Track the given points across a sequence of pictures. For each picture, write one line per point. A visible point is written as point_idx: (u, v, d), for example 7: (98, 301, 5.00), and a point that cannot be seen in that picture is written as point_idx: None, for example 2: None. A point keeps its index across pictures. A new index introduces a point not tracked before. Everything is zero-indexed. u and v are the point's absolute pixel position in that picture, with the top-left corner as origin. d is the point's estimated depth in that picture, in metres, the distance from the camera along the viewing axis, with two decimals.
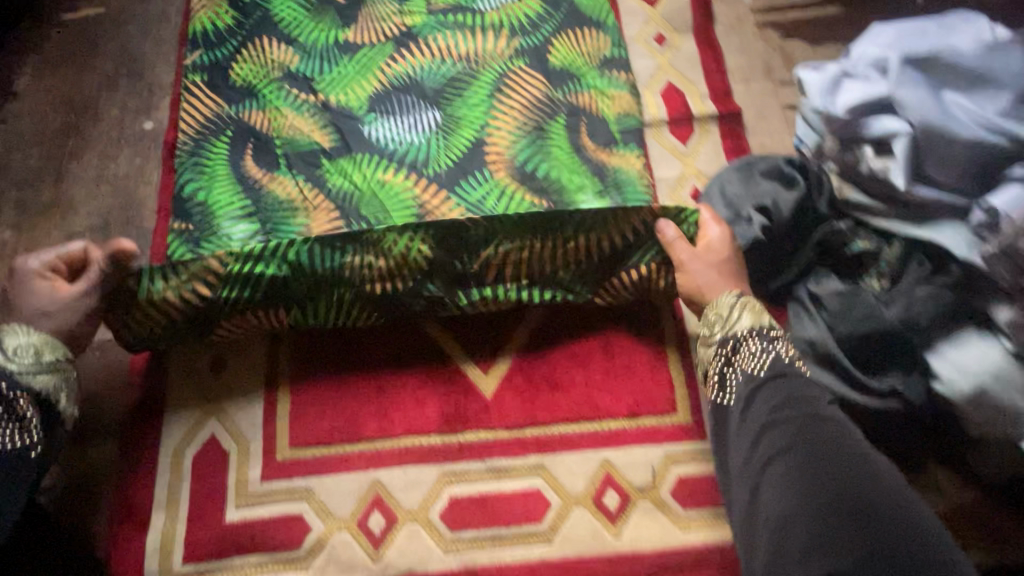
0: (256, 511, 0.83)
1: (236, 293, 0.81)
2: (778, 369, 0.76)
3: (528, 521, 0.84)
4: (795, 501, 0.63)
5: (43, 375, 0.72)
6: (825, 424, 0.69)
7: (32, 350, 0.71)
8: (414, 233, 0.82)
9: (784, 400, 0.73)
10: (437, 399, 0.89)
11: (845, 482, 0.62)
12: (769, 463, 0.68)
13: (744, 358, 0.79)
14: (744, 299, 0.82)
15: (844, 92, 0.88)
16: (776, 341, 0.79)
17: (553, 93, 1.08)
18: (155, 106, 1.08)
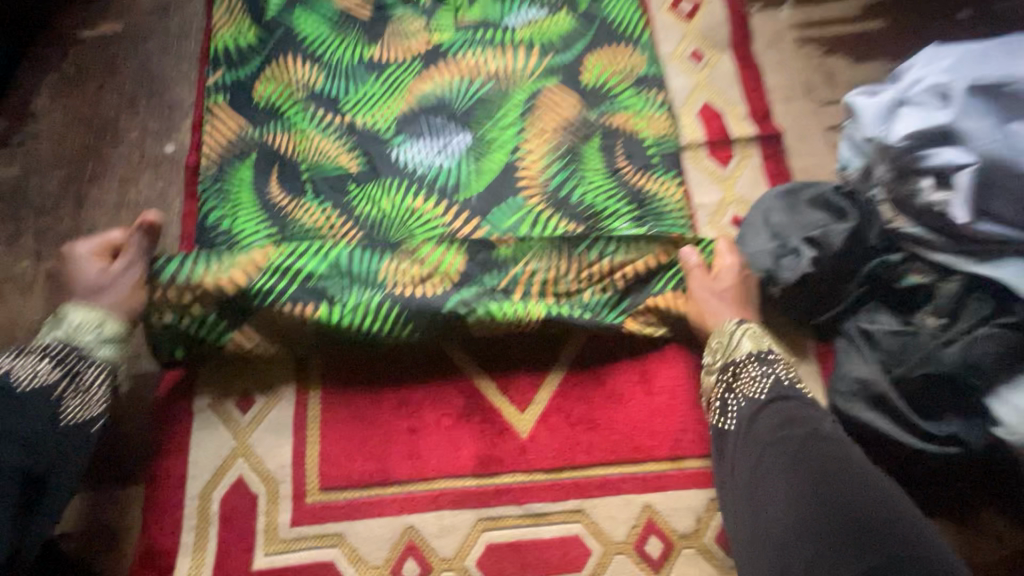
0: (285, 558, 0.80)
1: (274, 287, 0.83)
2: (778, 392, 0.76)
3: (568, 570, 0.80)
4: (800, 521, 0.61)
5: (104, 348, 0.76)
6: (825, 440, 0.67)
7: (93, 325, 0.76)
8: (450, 244, 0.87)
9: (787, 420, 0.71)
10: (471, 439, 0.86)
11: (850, 500, 0.60)
12: (773, 480, 0.67)
13: (745, 382, 0.79)
14: (745, 325, 0.84)
15: (901, 120, 0.84)
16: (775, 364, 0.80)
17: (587, 114, 1.03)
18: (176, 127, 1.05)
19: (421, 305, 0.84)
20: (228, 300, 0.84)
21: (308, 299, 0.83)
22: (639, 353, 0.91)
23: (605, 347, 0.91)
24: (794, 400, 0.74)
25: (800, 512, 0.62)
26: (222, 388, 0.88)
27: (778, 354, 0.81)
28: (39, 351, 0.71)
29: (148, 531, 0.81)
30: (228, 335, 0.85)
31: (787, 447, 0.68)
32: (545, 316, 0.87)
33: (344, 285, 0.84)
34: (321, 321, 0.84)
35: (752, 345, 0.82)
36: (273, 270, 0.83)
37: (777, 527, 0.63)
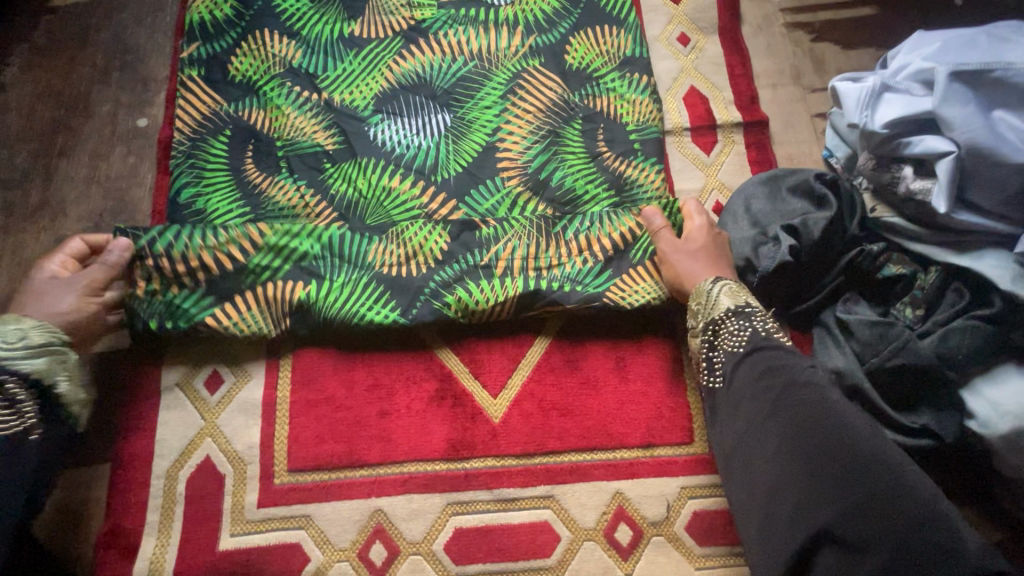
0: (251, 539, 0.79)
1: (265, 261, 0.85)
2: (757, 342, 0.73)
3: (537, 556, 0.80)
4: (788, 474, 0.62)
5: (34, 358, 0.68)
6: (803, 390, 0.66)
7: (20, 334, 0.68)
8: (437, 226, 0.89)
9: (763, 370, 0.70)
10: (443, 424, 0.85)
11: (833, 450, 0.60)
12: (755, 433, 0.67)
13: (726, 338, 0.76)
14: (721, 282, 0.80)
15: (883, 106, 0.82)
16: (754, 318, 0.76)
17: (569, 96, 1.01)
18: (150, 101, 1.02)
19: (407, 284, 0.86)
20: (218, 272, 0.84)
21: (300, 277, 0.85)
22: (616, 339, 0.90)
23: (581, 333, 0.90)
24: (772, 350, 0.72)
25: (787, 464, 0.62)
26: (192, 368, 0.87)
27: (757, 308, 0.78)
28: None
29: (114, 509, 0.80)
30: (208, 308, 0.84)
31: (765, 399, 0.68)
32: (521, 291, 0.86)
33: (334, 264, 0.86)
34: (308, 299, 0.85)
35: (731, 299, 0.78)
36: (269, 247, 0.86)
37: (766, 479, 0.64)
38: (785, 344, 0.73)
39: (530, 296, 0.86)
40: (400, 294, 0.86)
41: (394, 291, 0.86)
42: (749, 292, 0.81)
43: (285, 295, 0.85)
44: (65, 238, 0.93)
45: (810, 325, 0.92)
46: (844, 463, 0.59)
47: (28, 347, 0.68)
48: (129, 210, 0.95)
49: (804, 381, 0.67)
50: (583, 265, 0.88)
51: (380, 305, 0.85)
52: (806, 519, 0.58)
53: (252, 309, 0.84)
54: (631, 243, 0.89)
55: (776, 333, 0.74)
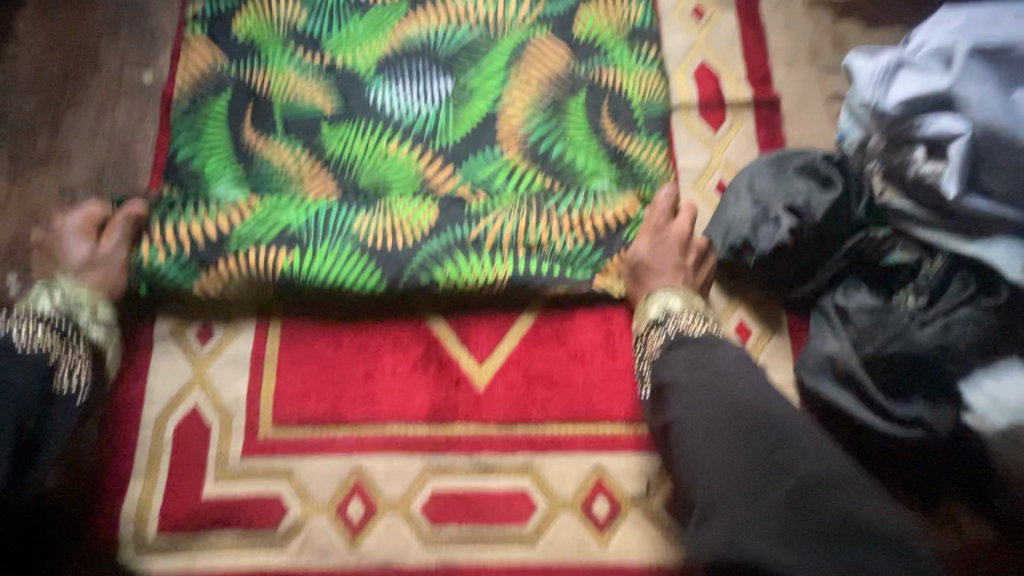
0: (234, 489, 0.81)
1: (249, 233, 0.86)
2: (672, 341, 0.72)
3: (513, 522, 0.80)
4: (715, 459, 0.59)
5: (98, 330, 0.76)
6: (728, 373, 0.65)
7: (88, 307, 0.76)
8: (426, 202, 0.89)
9: (688, 356, 0.69)
10: (427, 387, 0.85)
11: (756, 435, 0.59)
12: (683, 419, 0.64)
13: (651, 348, 0.76)
14: (651, 292, 0.81)
15: (897, 84, 0.78)
16: (671, 321, 0.75)
17: (575, 67, 0.99)
18: (156, 56, 1.02)
19: (393, 256, 0.85)
20: (203, 243, 0.86)
21: (281, 245, 0.85)
22: (607, 314, 0.89)
23: (571, 306, 0.89)
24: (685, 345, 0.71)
25: (718, 449, 0.60)
26: (184, 322, 0.88)
27: (680, 309, 0.77)
28: (37, 318, 0.71)
29: (104, 450, 0.82)
30: (196, 277, 0.86)
31: (695, 386, 0.65)
32: (511, 273, 0.86)
33: (317, 234, 0.86)
34: (291, 269, 0.84)
35: (654, 309, 0.78)
36: (257, 219, 0.87)
37: (694, 466, 0.61)
38: (697, 336, 0.72)
39: (523, 277, 0.86)
40: (386, 262, 0.85)
41: (380, 262, 0.85)
42: (675, 292, 0.79)
43: (266, 264, 0.85)
44: (69, 188, 0.95)
45: (808, 311, 0.89)
46: (769, 448, 0.58)
47: (98, 319, 0.77)
48: (132, 163, 0.96)
49: (734, 369, 0.66)
50: (577, 249, 0.87)
51: (363, 274, 0.85)
52: (729, 506, 0.56)
53: (236, 279, 0.85)
54: (624, 223, 0.89)
55: (688, 328, 0.74)
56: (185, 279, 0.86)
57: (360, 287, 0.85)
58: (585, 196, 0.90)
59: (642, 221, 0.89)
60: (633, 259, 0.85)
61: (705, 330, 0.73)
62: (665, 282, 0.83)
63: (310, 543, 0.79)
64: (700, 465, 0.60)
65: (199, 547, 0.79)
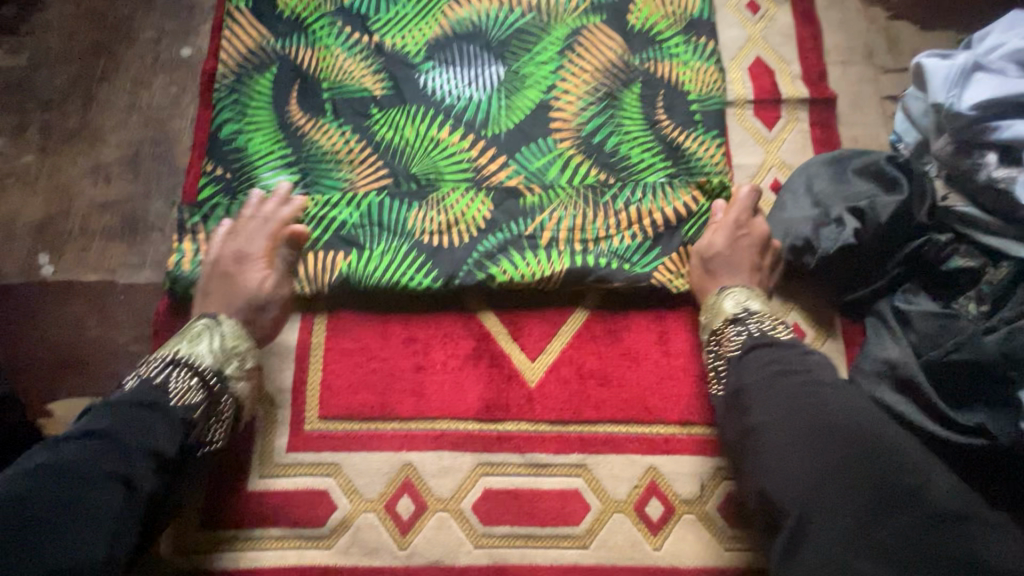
0: (280, 483, 0.79)
1: (305, 232, 0.84)
2: (751, 343, 0.71)
3: (565, 523, 0.79)
4: (824, 477, 0.56)
5: (241, 381, 0.72)
6: (812, 379, 0.64)
7: (234, 355, 0.72)
8: (480, 193, 0.87)
9: (775, 359, 0.67)
10: (479, 383, 0.83)
11: (856, 450, 0.57)
12: (766, 428, 0.62)
13: (727, 346, 0.74)
14: (723, 289, 0.80)
15: (974, 86, 0.77)
16: (749, 322, 0.74)
17: (630, 58, 0.97)
18: (194, 30, 0.98)
19: (447, 253, 0.84)
20: None
21: (339, 247, 0.84)
22: (661, 312, 0.87)
23: (624, 303, 0.87)
24: (765, 346, 0.69)
25: (822, 465, 0.57)
26: None
27: (758, 309, 0.76)
28: (190, 368, 0.68)
29: None
30: None
31: (779, 394, 0.64)
32: (568, 268, 0.84)
33: (373, 233, 0.84)
34: (349, 269, 0.83)
35: (731, 305, 0.77)
36: (310, 220, 0.85)
37: (784, 476, 0.58)
38: (779, 339, 0.70)
39: (581, 271, 0.84)
40: (442, 261, 0.84)
41: (435, 260, 0.84)
42: (750, 292, 0.78)
43: (326, 265, 0.83)
44: (103, 165, 0.91)
45: (862, 314, 0.88)
46: (870, 463, 0.56)
47: (241, 369, 0.72)
48: (169, 141, 0.92)
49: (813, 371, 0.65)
50: (637, 245, 0.86)
51: (420, 272, 0.83)
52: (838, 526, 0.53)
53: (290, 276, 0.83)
54: (683, 219, 0.87)
55: (772, 330, 0.72)
56: None
57: (417, 288, 0.83)
58: (640, 192, 0.88)
59: (702, 217, 0.87)
60: (705, 252, 0.83)
61: (791, 333, 0.72)
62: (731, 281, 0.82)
63: (359, 540, 0.77)
64: (800, 480, 0.57)
65: (243, 543, 0.76)
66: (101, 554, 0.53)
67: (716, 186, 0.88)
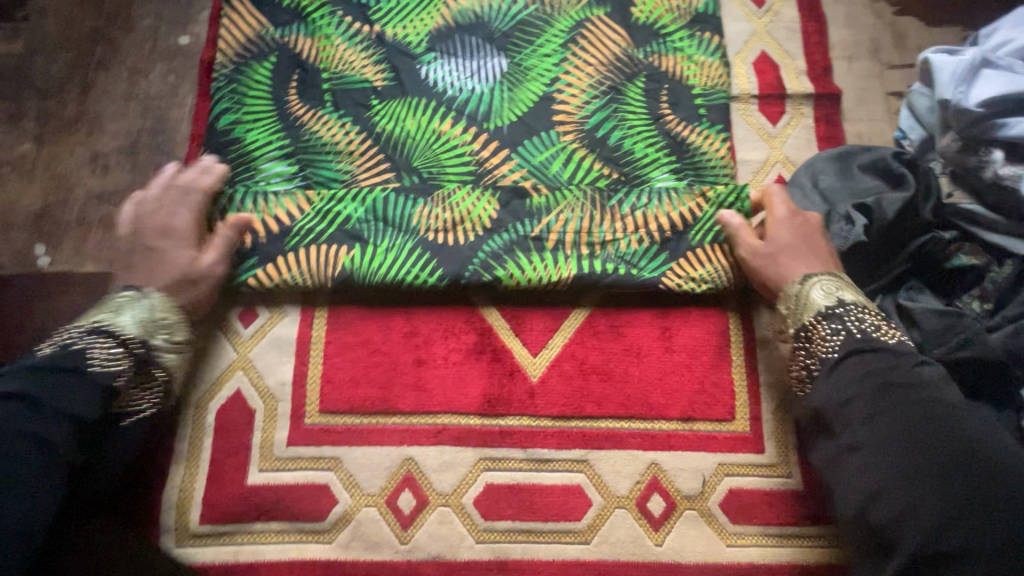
0: (280, 477, 0.78)
1: (307, 227, 0.83)
2: (855, 346, 0.68)
3: (567, 518, 0.78)
4: (910, 473, 0.59)
5: (170, 354, 0.73)
6: (930, 398, 0.63)
7: (165, 327, 0.72)
8: (486, 191, 0.86)
9: (885, 368, 0.66)
10: (480, 378, 0.83)
11: (984, 490, 0.56)
12: (884, 450, 0.61)
13: (820, 346, 0.71)
14: (811, 279, 0.75)
15: (981, 82, 0.77)
16: (847, 319, 0.71)
17: (633, 52, 0.96)
18: (193, 18, 0.96)
19: (455, 251, 0.83)
20: (265, 236, 0.82)
21: (343, 242, 0.82)
22: (664, 307, 0.87)
23: (626, 299, 0.87)
24: (871, 352, 0.68)
25: (907, 463, 0.60)
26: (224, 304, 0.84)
27: (856, 307, 0.73)
28: (114, 337, 0.69)
29: None
30: (252, 269, 0.81)
31: (895, 416, 0.62)
32: (576, 273, 0.83)
33: (378, 228, 0.83)
34: (351, 263, 0.82)
35: (823, 299, 0.73)
36: (316, 212, 0.83)
37: (895, 505, 0.58)
38: (885, 343, 0.68)
39: (590, 276, 0.83)
40: (448, 260, 0.83)
41: (440, 257, 0.83)
42: (839, 281, 0.75)
43: (326, 260, 0.82)
44: (101, 155, 0.89)
45: None
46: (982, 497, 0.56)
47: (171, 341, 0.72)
48: (168, 131, 0.91)
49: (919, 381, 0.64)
50: (648, 251, 0.85)
51: (424, 271, 0.82)
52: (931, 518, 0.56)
53: (292, 270, 0.81)
54: (691, 224, 0.86)
55: (877, 333, 0.70)
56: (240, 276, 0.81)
57: (421, 286, 0.82)
58: (649, 195, 0.87)
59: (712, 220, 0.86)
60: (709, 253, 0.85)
61: (899, 339, 0.69)
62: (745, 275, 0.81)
63: (361, 534, 0.76)
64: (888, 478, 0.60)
65: (243, 537, 0.76)
66: (10, 523, 0.54)
67: (726, 193, 0.87)
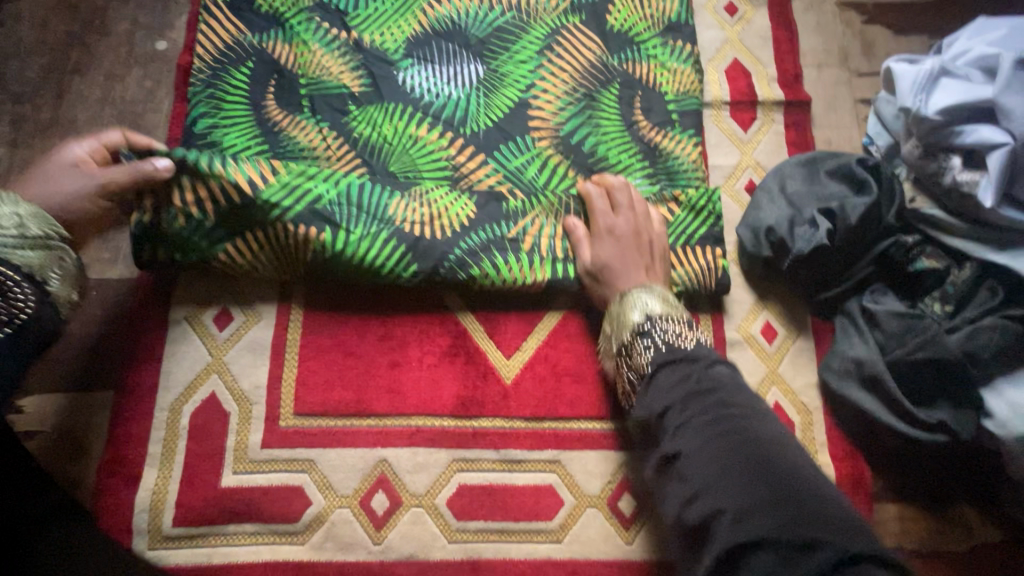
0: (254, 479, 0.79)
1: (274, 203, 0.79)
2: (663, 358, 0.71)
3: (539, 518, 0.79)
4: (711, 473, 0.58)
5: (27, 251, 0.64)
6: (727, 403, 0.64)
7: (15, 220, 0.64)
8: (463, 196, 0.87)
9: (684, 378, 0.68)
10: (454, 380, 0.84)
11: (773, 486, 0.55)
12: (704, 445, 0.61)
13: (637, 360, 0.74)
14: (626, 296, 0.79)
15: (939, 91, 0.79)
16: (657, 333, 0.74)
17: (608, 59, 0.97)
18: (170, 24, 0.97)
19: (431, 246, 0.83)
20: (226, 205, 0.79)
21: (314, 222, 0.80)
22: None
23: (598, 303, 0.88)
24: (677, 361, 0.70)
25: (711, 462, 0.59)
26: (200, 304, 0.85)
27: (661, 316, 0.76)
28: None
29: (116, 437, 0.79)
30: (222, 245, 0.81)
31: (704, 418, 0.63)
32: (550, 277, 0.85)
33: (351, 213, 0.82)
34: (324, 246, 0.81)
35: (636, 314, 0.76)
36: (281, 185, 0.80)
37: (711, 504, 0.57)
38: (688, 350, 0.71)
39: (564, 281, 0.85)
40: (423, 256, 0.83)
41: (416, 253, 0.83)
42: (652, 293, 0.79)
43: (299, 254, 0.82)
44: None
45: (832, 314, 0.90)
46: (779, 497, 0.54)
47: (23, 235, 0.64)
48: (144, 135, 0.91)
49: (720, 386, 0.66)
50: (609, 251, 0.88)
51: (398, 262, 0.83)
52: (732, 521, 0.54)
53: (263, 249, 0.82)
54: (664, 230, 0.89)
55: (676, 341, 0.73)
56: (205, 256, 0.81)
57: (395, 280, 0.84)
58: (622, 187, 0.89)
59: (682, 224, 0.89)
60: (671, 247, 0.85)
61: (696, 342, 0.72)
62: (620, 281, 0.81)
63: (333, 536, 0.77)
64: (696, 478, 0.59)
65: (217, 538, 0.77)
66: None
67: (694, 197, 0.90)
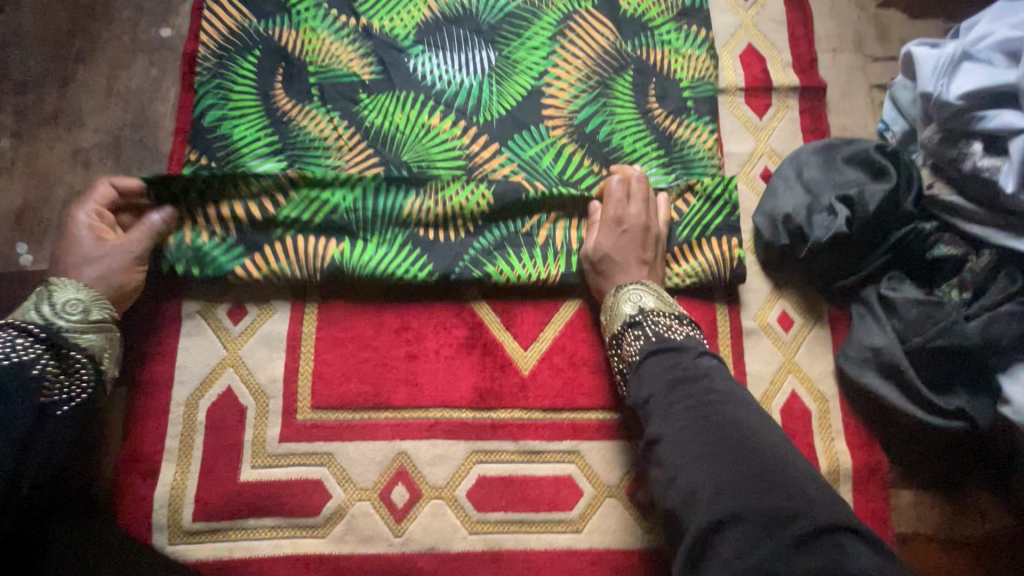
0: (273, 473, 0.78)
1: (294, 215, 0.82)
2: (649, 347, 0.72)
3: (559, 508, 0.80)
4: (692, 458, 0.59)
5: (90, 334, 0.70)
6: (704, 387, 0.65)
7: (80, 307, 0.70)
8: (480, 185, 0.85)
9: (670, 366, 0.69)
10: (471, 371, 0.83)
11: (752, 468, 0.56)
12: (685, 430, 0.62)
13: (627, 352, 0.76)
14: (621, 289, 0.80)
15: (960, 75, 0.78)
16: (649, 325, 0.75)
17: (621, 45, 0.96)
18: (174, 10, 0.95)
19: (445, 249, 0.84)
20: (248, 224, 0.82)
21: (331, 234, 0.83)
22: None
23: None
24: (665, 351, 0.70)
25: (695, 447, 0.60)
26: (212, 299, 0.84)
27: (655, 312, 0.77)
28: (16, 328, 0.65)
29: (132, 433, 0.78)
30: (239, 258, 0.82)
31: (685, 404, 0.64)
32: (565, 270, 0.85)
33: (366, 221, 0.83)
34: (342, 259, 0.82)
35: (628, 308, 0.78)
36: (301, 200, 0.83)
37: (691, 487, 0.58)
38: (676, 340, 0.72)
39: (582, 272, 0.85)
40: (438, 255, 0.83)
41: (431, 255, 0.83)
42: (646, 289, 0.79)
43: (318, 253, 0.82)
44: (82, 151, 0.88)
45: (847, 301, 0.90)
46: (758, 478, 0.56)
47: (87, 320, 0.70)
48: (151, 126, 0.90)
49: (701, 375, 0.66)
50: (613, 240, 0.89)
51: (411, 264, 0.83)
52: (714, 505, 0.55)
53: (280, 260, 0.82)
54: (678, 221, 0.89)
55: (667, 334, 0.74)
56: (223, 267, 0.81)
57: (411, 280, 0.83)
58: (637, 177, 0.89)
59: (698, 215, 0.89)
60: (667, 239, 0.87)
61: (686, 334, 0.73)
62: (635, 271, 0.81)
63: (354, 529, 0.77)
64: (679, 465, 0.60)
65: (237, 533, 0.76)
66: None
67: (710, 185, 0.89)
